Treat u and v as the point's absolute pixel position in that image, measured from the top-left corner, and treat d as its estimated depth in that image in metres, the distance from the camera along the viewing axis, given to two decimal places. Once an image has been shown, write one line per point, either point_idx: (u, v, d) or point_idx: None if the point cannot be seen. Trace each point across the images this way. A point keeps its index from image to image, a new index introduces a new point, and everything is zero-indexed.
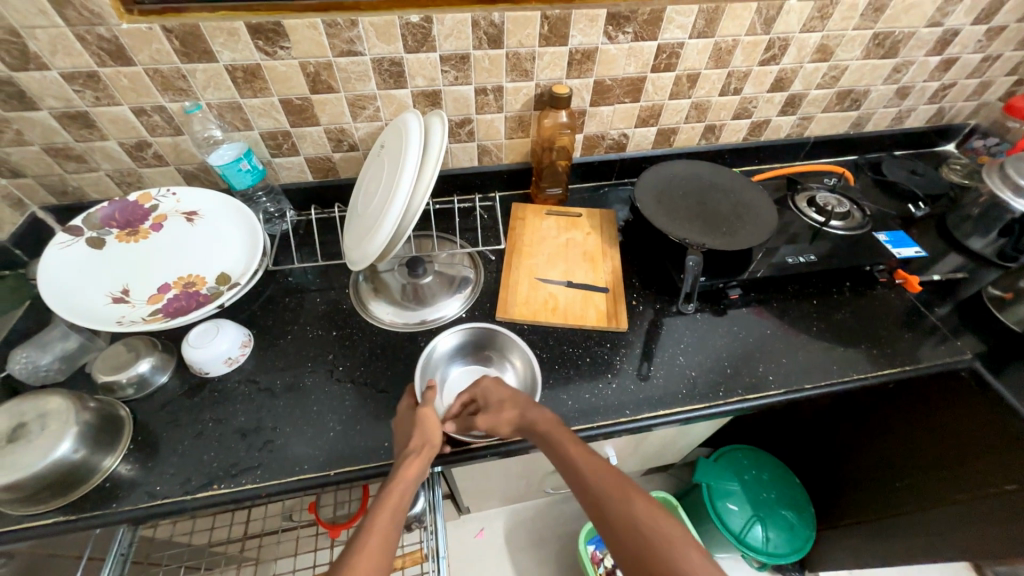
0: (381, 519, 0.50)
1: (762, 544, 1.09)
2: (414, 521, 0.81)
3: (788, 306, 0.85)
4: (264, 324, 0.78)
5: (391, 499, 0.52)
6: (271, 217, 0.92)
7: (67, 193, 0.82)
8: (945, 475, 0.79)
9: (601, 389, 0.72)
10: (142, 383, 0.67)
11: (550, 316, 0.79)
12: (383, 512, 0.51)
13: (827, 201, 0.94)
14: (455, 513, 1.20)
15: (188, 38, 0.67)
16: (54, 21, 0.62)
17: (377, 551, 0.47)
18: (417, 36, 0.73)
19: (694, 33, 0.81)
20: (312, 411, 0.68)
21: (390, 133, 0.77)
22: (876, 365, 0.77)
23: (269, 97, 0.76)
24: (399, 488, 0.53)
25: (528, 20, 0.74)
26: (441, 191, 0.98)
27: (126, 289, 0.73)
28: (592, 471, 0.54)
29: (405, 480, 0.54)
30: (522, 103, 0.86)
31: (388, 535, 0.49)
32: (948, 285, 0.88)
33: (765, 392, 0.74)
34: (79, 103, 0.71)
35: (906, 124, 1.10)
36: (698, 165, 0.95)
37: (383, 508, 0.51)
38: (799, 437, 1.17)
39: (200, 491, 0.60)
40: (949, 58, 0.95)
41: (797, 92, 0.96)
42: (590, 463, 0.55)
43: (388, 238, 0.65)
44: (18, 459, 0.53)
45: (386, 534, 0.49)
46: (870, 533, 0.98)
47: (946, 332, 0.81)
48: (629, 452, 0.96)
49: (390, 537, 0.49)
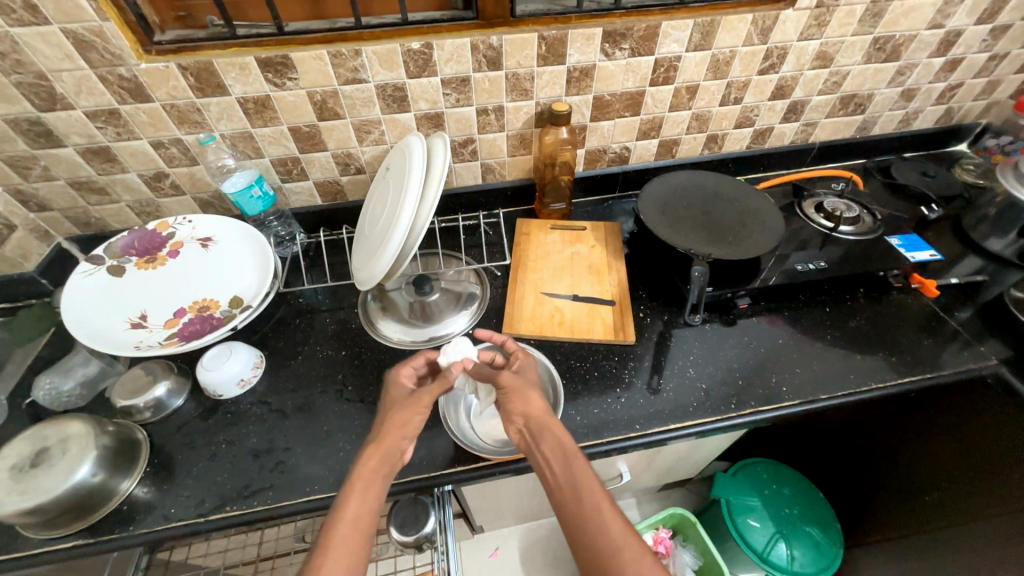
0: (351, 507, 0.49)
1: (787, 563, 1.05)
2: (423, 542, 0.76)
3: (800, 315, 0.83)
4: (275, 345, 0.79)
5: (358, 487, 0.51)
6: (282, 240, 0.94)
7: (90, 224, 0.86)
8: (976, 488, 0.75)
9: (610, 404, 0.72)
10: (159, 406, 0.69)
11: (556, 331, 0.79)
12: (353, 499, 0.50)
13: (836, 206, 0.93)
14: (468, 532, 1.18)
15: (202, 75, 0.71)
16: (78, 64, 0.66)
17: (344, 545, 0.46)
18: (418, 62, 0.75)
19: (691, 46, 0.82)
20: (322, 430, 0.69)
21: (394, 155, 0.79)
22: (894, 373, 0.75)
23: (279, 126, 0.79)
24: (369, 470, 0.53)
25: (526, 42, 0.76)
26: (447, 210, 1.00)
27: (144, 315, 0.75)
28: (603, 510, 0.50)
29: (378, 458, 0.54)
30: (523, 121, 0.88)
31: (361, 526, 0.48)
32: (967, 289, 0.85)
33: (780, 404, 0.72)
34: (102, 139, 0.75)
35: (914, 126, 1.08)
36: (702, 174, 0.95)
37: (352, 496, 0.50)
38: (819, 448, 1.13)
39: (213, 513, 0.61)
40: (954, 59, 0.95)
41: (799, 99, 0.96)
42: (600, 500, 0.51)
43: (393, 257, 0.67)
44: (40, 483, 0.55)
45: (356, 528, 0.48)
46: (900, 550, 0.93)
47: (968, 337, 0.78)
48: (642, 467, 0.94)
49: (360, 526, 0.48)
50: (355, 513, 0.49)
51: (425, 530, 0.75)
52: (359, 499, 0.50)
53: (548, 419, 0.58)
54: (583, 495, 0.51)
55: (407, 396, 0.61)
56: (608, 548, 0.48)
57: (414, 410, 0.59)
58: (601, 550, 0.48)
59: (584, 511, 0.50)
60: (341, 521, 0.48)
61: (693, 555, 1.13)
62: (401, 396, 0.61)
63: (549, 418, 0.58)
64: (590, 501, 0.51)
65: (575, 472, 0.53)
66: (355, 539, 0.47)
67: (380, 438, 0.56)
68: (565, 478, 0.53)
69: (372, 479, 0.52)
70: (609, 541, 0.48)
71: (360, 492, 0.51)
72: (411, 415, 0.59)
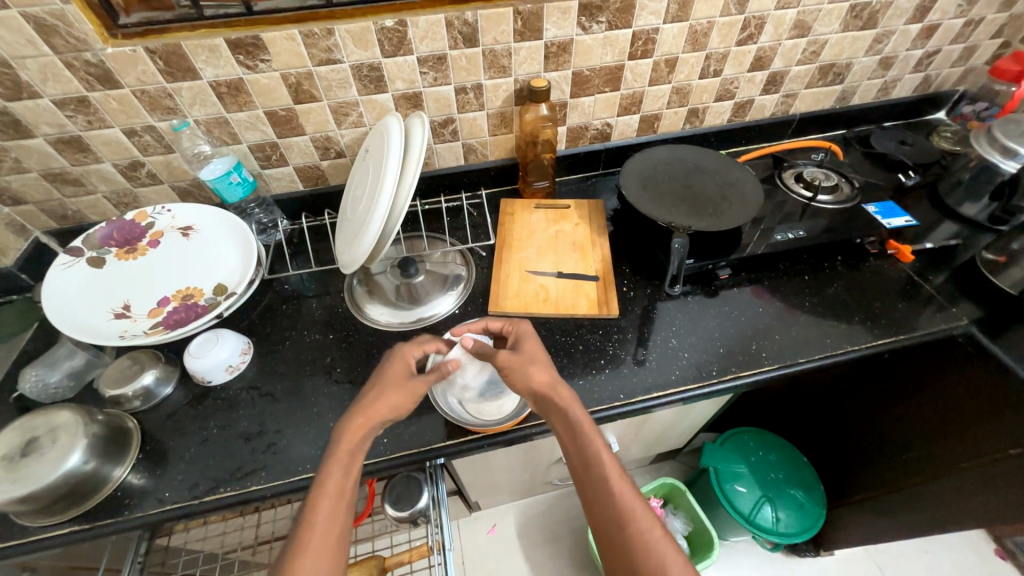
0: (333, 478, 0.52)
1: (773, 524, 1.09)
2: (419, 516, 0.79)
3: (781, 283, 0.85)
4: (263, 332, 0.80)
5: (341, 458, 0.53)
6: (265, 227, 0.93)
7: (67, 217, 0.85)
8: (948, 443, 0.79)
9: (595, 376, 0.73)
10: (148, 395, 0.69)
11: (542, 307, 0.80)
12: (336, 473, 0.52)
13: (815, 176, 0.94)
14: (465, 509, 1.21)
15: (172, 58, 0.69)
16: (42, 50, 0.65)
17: (328, 515, 0.50)
18: (393, 40, 0.74)
19: (668, 18, 0.81)
20: (313, 412, 0.70)
21: (373, 136, 0.78)
22: (870, 335, 0.77)
23: (254, 110, 0.78)
24: (348, 444, 0.54)
25: (501, 17, 0.75)
26: (429, 192, 0.99)
27: (127, 305, 0.75)
28: (611, 481, 0.53)
29: (355, 434, 0.55)
30: (502, 99, 0.87)
31: (343, 497, 0.52)
32: (943, 253, 0.87)
33: (760, 368, 0.74)
34: (72, 128, 0.73)
35: (893, 95, 1.09)
36: (683, 149, 0.95)
37: (335, 468, 0.53)
38: (805, 415, 1.16)
39: (207, 495, 0.62)
40: (931, 25, 0.95)
41: (778, 70, 0.96)
42: (609, 468, 0.53)
43: (375, 238, 0.67)
44: (31, 472, 0.55)
45: (342, 502, 0.51)
46: (879, 507, 0.98)
47: (942, 300, 0.81)
48: (631, 437, 0.96)
49: (342, 496, 0.51)
50: (339, 488, 0.52)
51: (420, 505, 0.79)
52: (339, 476, 0.52)
53: (557, 390, 0.59)
54: (592, 465, 0.54)
55: (404, 381, 0.61)
56: (617, 516, 0.51)
57: (406, 398, 0.60)
58: (609, 516, 0.51)
59: (594, 479, 0.53)
60: (325, 495, 0.51)
61: (683, 522, 1.17)
62: (402, 378, 0.61)
63: (556, 389, 0.59)
64: (599, 472, 0.53)
65: (584, 443, 0.55)
66: (340, 512, 0.51)
67: (364, 410, 0.57)
68: (576, 450, 0.55)
69: (353, 455, 0.54)
70: (617, 512, 0.51)
71: (341, 465, 0.53)
72: (397, 393, 0.60)
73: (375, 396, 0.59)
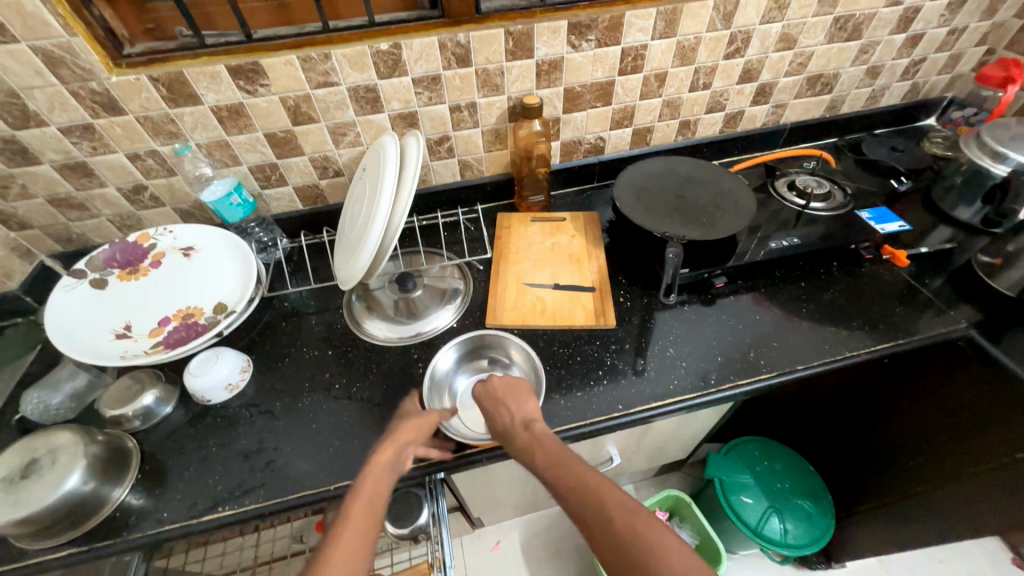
0: (367, 486, 0.54)
1: (781, 536, 1.07)
2: (419, 533, 0.79)
3: (777, 290, 0.85)
4: (262, 349, 0.80)
5: (375, 470, 0.56)
6: (265, 246, 0.95)
7: (72, 240, 0.86)
8: (956, 448, 0.78)
9: (593, 388, 0.73)
10: (148, 414, 0.70)
11: (538, 319, 0.80)
12: (369, 481, 0.55)
13: (807, 184, 0.95)
14: (467, 526, 1.19)
15: (174, 85, 0.71)
16: (49, 80, 0.67)
17: (360, 518, 0.51)
18: (388, 62, 0.77)
19: (656, 34, 0.84)
20: (311, 429, 0.70)
21: (369, 155, 0.80)
22: (868, 340, 0.77)
23: (254, 133, 0.80)
24: (382, 459, 0.57)
25: (493, 38, 0.78)
26: (426, 208, 1.01)
27: (128, 325, 0.76)
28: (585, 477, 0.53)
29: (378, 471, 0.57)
30: (496, 116, 0.89)
31: (374, 506, 0.53)
32: (939, 258, 0.87)
33: (759, 376, 0.74)
34: (77, 154, 0.75)
35: (882, 103, 1.11)
36: (676, 160, 0.97)
37: (369, 477, 0.55)
38: (809, 424, 1.15)
39: (206, 514, 0.62)
40: (915, 35, 0.97)
41: (766, 82, 0.98)
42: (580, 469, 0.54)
43: (372, 254, 0.68)
44: (30, 494, 0.55)
45: (372, 508, 0.53)
46: (890, 517, 0.96)
47: (940, 304, 0.80)
48: (632, 449, 0.96)
49: (374, 505, 0.53)
50: (370, 495, 0.54)
51: (420, 522, 0.79)
52: (373, 487, 0.55)
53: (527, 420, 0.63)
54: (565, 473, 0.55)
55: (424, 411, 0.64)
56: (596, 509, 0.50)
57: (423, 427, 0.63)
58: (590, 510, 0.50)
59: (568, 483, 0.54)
60: (358, 500, 0.53)
61: (690, 536, 1.15)
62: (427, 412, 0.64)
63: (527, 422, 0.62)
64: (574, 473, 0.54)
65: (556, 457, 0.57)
66: (371, 519, 0.51)
67: None
68: (566, 474, 0.54)
69: (381, 477, 0.56)
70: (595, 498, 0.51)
71: (374, 477, 0.56)
72: None
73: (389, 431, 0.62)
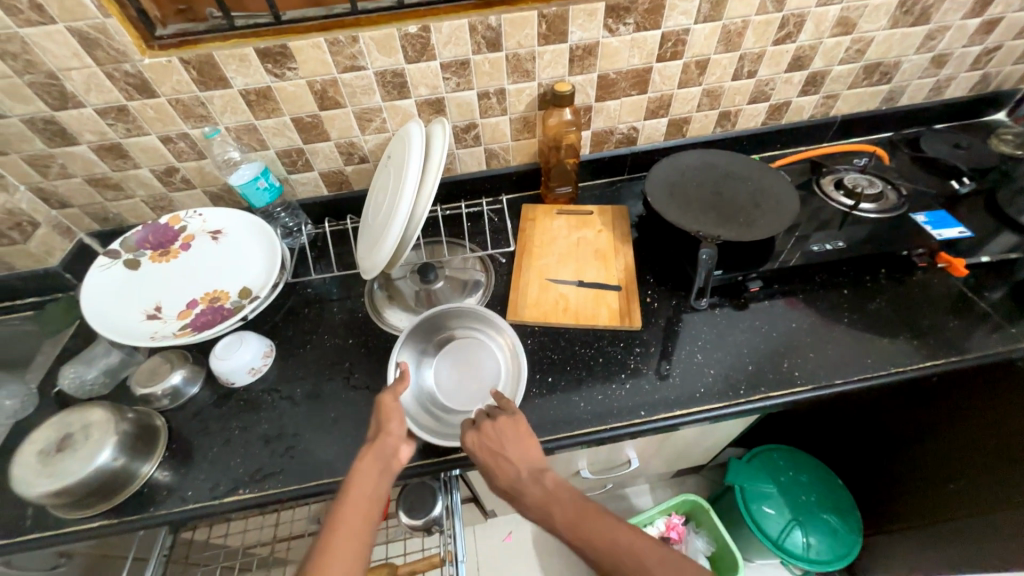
0: (355, 490, 0.56)
1: (803, 550, 1.03)
2: (433, 525, 0.79)
3: (817, 296, 0.80)
4: (285, 334, 0.81)
5: (363, 473, 0.57)
6: (290, 231, 0.95)
7: (108, 220, 0.89)
8: (1005, 477, 0.72)
9: (614, 391, 0.71)
10: (176, 394, 0.72)
11: (561, 316, 0.78)
12: (359, 484, 0.56)
13: (857, 182, 0.88)
14: (480, 515, 1.20)
15: (204, 68, 0.71)
16: (86, 62, 0.68)
17: (352, 521, 0.54)
18: (416, 46, 0.74)
19: (700, 18, 0.78)
20: (330, 417, 0.70)
21: (394, 143, 0.79)
22: (915, 355, 0.72)
23: (281, 117, 0.80)
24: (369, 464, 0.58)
25: (526, 21, 0.74)
26: (450, 197, 0.99)
27: (158, 306, 0.78)
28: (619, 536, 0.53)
29: (362, 479, 0.57)
30: (525, 104, 0.86)
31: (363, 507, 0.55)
32: (1001, 268, 0.80)
33: (793, 389, 0.70)
34: (112, 135, 0.77)
35: (947, 94, 1.02)
36: (713, 153, 0.91)
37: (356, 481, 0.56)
38: (840, 436, 1.10)
39: (227, 496, 0.63)
40: (992, 19, 0.88)
41: (818, 70, 0.91)
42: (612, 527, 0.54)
43: (393, 245, 0.67)
44: (65, 467, 0.58)
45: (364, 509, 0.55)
46: (923, 539, 0.91)
47: (999, 318, 0.74)
48: (652, 452, 0.93)
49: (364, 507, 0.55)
50: (362, 497, 0.55)
51: (435, 513, 0.79)
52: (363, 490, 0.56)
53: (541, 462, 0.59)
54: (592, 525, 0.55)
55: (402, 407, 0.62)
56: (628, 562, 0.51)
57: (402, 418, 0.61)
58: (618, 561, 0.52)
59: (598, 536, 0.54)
60: (347, 504, 0.55)
61: (706, 542, 1.14)
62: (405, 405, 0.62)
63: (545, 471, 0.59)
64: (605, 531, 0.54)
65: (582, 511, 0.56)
66: (359, 525, 0.54)
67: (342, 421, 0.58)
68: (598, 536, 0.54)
69: (372, 480, 0.57)
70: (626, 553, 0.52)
71: (361, 481, 0.56)
72: None
73: (377, 427, 0.61)
